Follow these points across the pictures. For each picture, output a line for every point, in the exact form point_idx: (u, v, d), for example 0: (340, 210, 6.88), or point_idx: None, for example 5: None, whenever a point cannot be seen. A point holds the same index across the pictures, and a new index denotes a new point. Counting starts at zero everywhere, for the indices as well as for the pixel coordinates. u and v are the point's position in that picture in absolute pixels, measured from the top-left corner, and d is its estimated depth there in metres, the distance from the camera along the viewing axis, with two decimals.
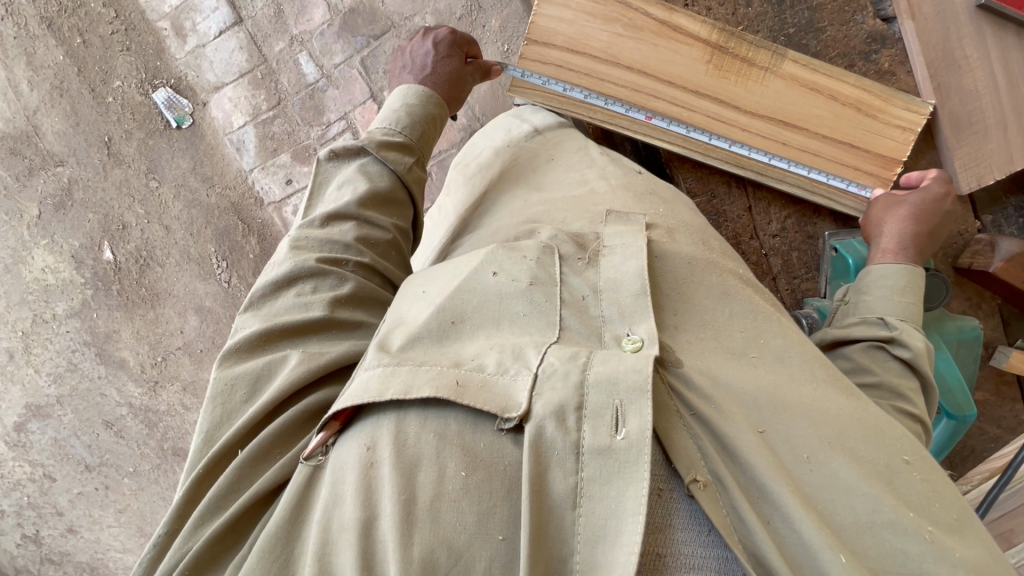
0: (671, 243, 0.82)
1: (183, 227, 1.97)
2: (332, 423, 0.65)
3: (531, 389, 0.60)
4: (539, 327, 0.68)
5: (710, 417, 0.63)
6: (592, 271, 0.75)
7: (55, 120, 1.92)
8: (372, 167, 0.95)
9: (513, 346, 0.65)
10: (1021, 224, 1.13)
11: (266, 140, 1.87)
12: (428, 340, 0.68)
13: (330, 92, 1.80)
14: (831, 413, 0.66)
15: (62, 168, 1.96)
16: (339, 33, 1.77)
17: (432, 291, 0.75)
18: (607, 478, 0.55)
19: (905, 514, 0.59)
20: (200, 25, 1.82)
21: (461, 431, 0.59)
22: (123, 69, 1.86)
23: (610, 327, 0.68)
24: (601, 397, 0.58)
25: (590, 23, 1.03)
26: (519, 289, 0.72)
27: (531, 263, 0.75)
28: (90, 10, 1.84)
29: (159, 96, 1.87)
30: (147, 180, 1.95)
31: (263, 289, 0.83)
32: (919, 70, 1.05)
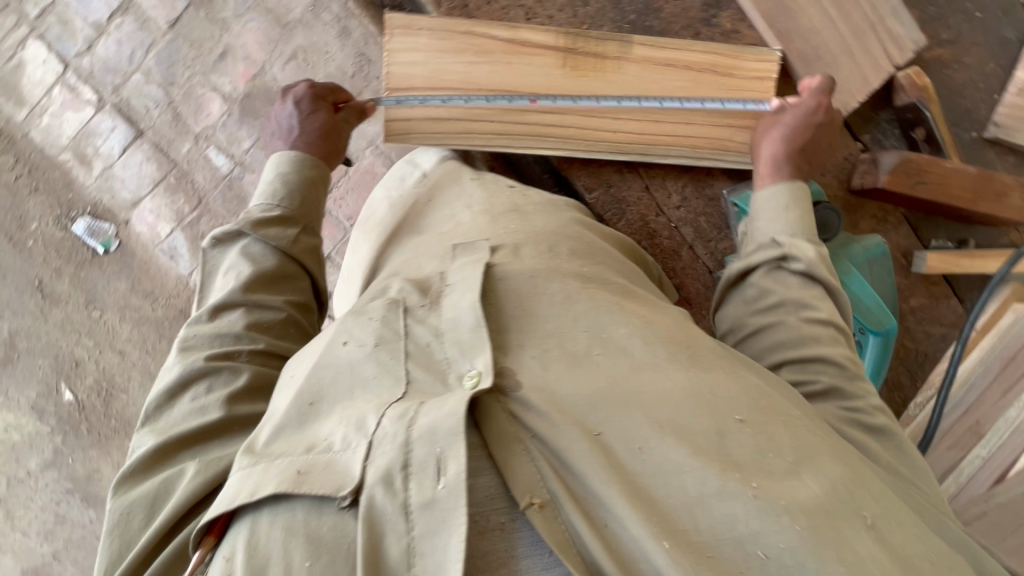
0: (516, 262, 0.79)
1: (137, 347, 1.93)
2: (208, 537, 0.63)
3: (365, 457, 0.59)
4: (389, 386, 0.65)
5: (545, 433, 0.60)
6: (434, 316, 0.71)
7: None
8: (255, 248, 0.95)
9: (358, 415, 0.63)
10: (898, 134, 1.19)
11: (196, 241, 1.85)
12: (291, 428, 0.65)
13: (247, 178, 1.81)
14: (699, 388, 0.64)
15: (1, 322, 1.92)
16: (241, 120, 1.77)
17: (298, 372, 0.71)
18: (432, 532, 0.55)
19: (730, 476, 0.57)
20: (102, 147, 1.79)
21: (307, 519, 0.58)
22: (37, 211, 1.84)
23: (452, 367, 0.66)
24: (423, 447, 0.58)
25: (442, 59, 1.04)
26: (365, 353, 0.68)
27: (376, 324, 0.71)
28: None
29: (80, 226, 1.85)
30: (88, 311, 1.91)
31: (155, 402, 0.82)
32: (756, 23, 1.10)
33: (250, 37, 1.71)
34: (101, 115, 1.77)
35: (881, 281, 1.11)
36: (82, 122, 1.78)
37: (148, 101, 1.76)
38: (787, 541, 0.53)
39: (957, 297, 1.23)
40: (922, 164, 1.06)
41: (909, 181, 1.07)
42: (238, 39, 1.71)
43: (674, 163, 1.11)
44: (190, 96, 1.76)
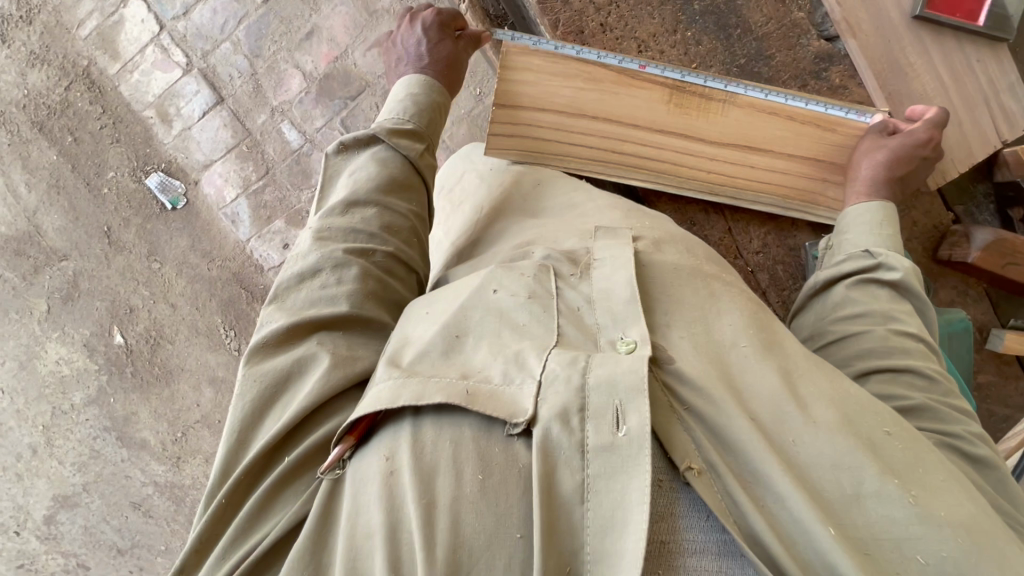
0: (658, 253, 0.84)
1: (189, 302, 2.01)
2: (348, 438, 0.68)
3: (536, 393, 0.63)
4: (539, 334, 0.71)
5: (702, 409, 0.64)
6: (584, 284, 0.78)
7: (55, 217, 1.98)
8: (384, 155, 0.97)
9: (516, 356, 0.68)
10: (993, 211, 1.18)
11: (259, 209, 1.92)
12: (435, 354, 0.71)
13: (315, 155, 1.86)
14: (848, 397, 0.68)
15: (66, 261, 2.01)
16: (317, 99, 1.82)
17: (437, 311, 0.78)
18: (612, 472, 0.58)
19: (889, 481, 0.60)
20: (185, 108, 1.87)
21: (476, 436, 0.62)
22: (115, 161, 1.93)
23: (603, 331, 0.70)
24: (602, 398, 0.60)
25: (551, 81, 1.03)
26: (518, 303, 0.75)
27: (528, 280, 0.78)
28: (77, 109, 1.89)
29: (153, 181, 1.93)
30: (149, 262, 2.00)
31: (287, 282, 0.84)
32: (869, 82, 1.07)
33: (338, 20, 1.77)
34: (187, 77, 1.84)
35: (960, 359, 1.05)
36: (169, 82, 1.85)
37: (232, 70, 1.83)
38: (947, 549, 0.57)
39: None
40: (1016, 244, 1.06)
41: (1001, 260, 1.07)
42: (326, 20, 1.77)
43: (761, 209, 1.13)
44: (273, 70, 1.81)
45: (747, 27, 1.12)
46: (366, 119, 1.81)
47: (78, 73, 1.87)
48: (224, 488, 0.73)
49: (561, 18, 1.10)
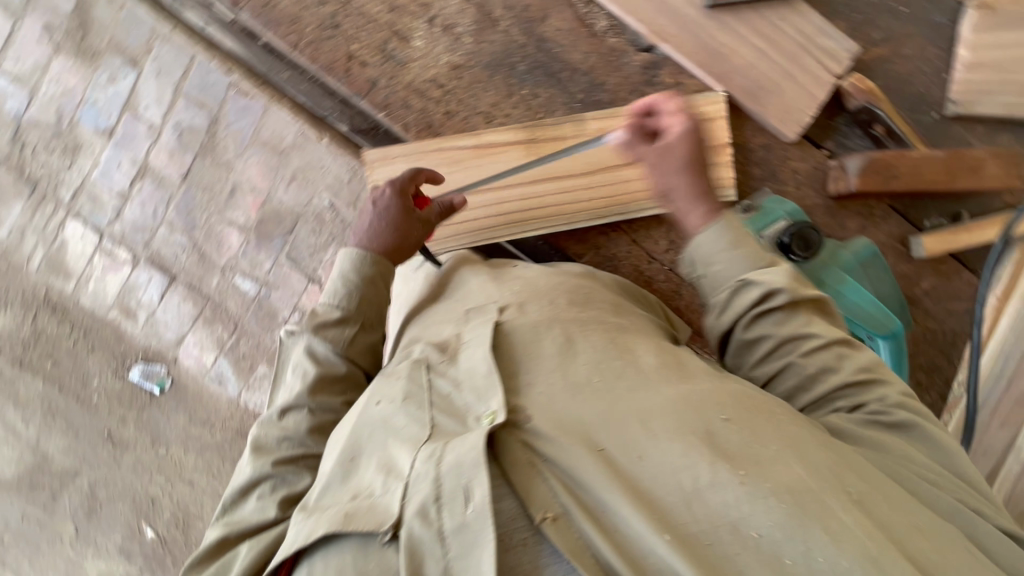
0: (520, 316, 0.87)
1: (204, 474, 2.03)
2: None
3: (403, 496, 0.67)
4: (414, 430, 0.73)
5: (553, 455, 0.67)
6: (453, 367, 0.80)
7: (58, 440, 2.04)
8: (321, 352, 0.98)
9: (391, 461, 0.71)
10: (862, 134, 1.22)
11: (240, 362, 1.98)
12: (335, 482, 0.74)
13: (274, 295, 1.94)
14: (687, 401, 0.71)
15: (80, 477, 2.05)
16: (259, 245, 1.92)
17: (340, 434, 0.81)
18: (466, 552, 0.62)
19: (718, 470, 0.63)
20: (143, 297, 1.96)
21: (356, 556, 0.66)
22: (97, 368, 2.00)
23: (470, 410, 0.73)
24: (452, 479, 0.65)
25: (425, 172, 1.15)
26: (396, 406, 0.77)
27: (404, 381, 0.80)
28: (48, 334, 1.99)
29: (135, 373, 2.00)
30: (155, 449, 2.04)
31: (231, 495, 0.91)
32: (696, 73, 1.17)
33: (253, 170, 1.87)
34: (137, 270, 1.94)
35: (879, 280, 1.19)
36: (122, 280, 1.96)
37: (175, 248, 1.93)
38: (772, 519, 0.60)
39: (967, 267, 1.25)
40: (888, 160, 1.15)
41: (881, 178, 1.16)
42: (243, 174, 1.87)
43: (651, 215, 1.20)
44: (211, 235, 1.92)
45: (572, 66, 1.20)
46: (308, 245, 1.90)
47: (40, 302, 1.97)
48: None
49: (410, 120, 1.20)
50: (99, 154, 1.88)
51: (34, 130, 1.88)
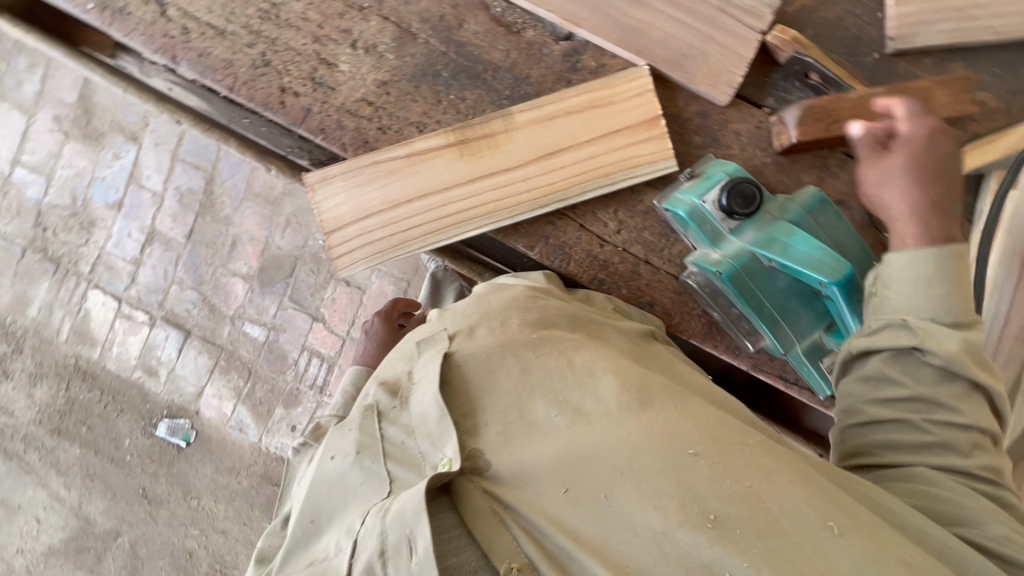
0: (489, 320, 0.73)
1: (236, 521, 2.09)
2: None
3: (352, 556, 0.58)
4: (368, 486, 0.62)
5: (517, 503, 0.56)
6: (407, 412, 0.67)
7: (98, 502, 2.12)
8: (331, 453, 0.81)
9: (346, 522, 0.61)
10: None
11: (257, 407, 2.03)
12: (296, 548, 0.65)
13: (282, 337, 2.00)
14: (654, 426, 0.58)
15: (121, 537, 2.12)
16: (263, 290, 1.99)
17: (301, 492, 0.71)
18: None
19: (689, 514, 0.52)
20: (163, 355, 2.05)
21: None
22: (127, 428, 2.09)
23: (424, 458, 0.62)
24: (395, 530, 0.55)
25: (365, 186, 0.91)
26: (348, 465, 0.64)
27: (355, 431, 0.67)
28: (82, 400, 2.10)
29: (162, 429, 2.08)
30: (187, 502, 2.09)
31: None
32: None
33: (250, 222, 1.97)
34: (155, 329, 2.05)
35: None
36: (143, 341, 2.06)
37: (188, 304, 2.02)
38: (743, 563, 0.50)
39: None
40: None
41: None
42: (241, 226, 1.98)
43: None
44: (218, 287, 2.01)
45: None
46: (308, 286, 1.98)
47: (73, 371, 2.09)
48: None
49: None
50: (111, 226, 2.03)
51: (52, 211, 2.03)
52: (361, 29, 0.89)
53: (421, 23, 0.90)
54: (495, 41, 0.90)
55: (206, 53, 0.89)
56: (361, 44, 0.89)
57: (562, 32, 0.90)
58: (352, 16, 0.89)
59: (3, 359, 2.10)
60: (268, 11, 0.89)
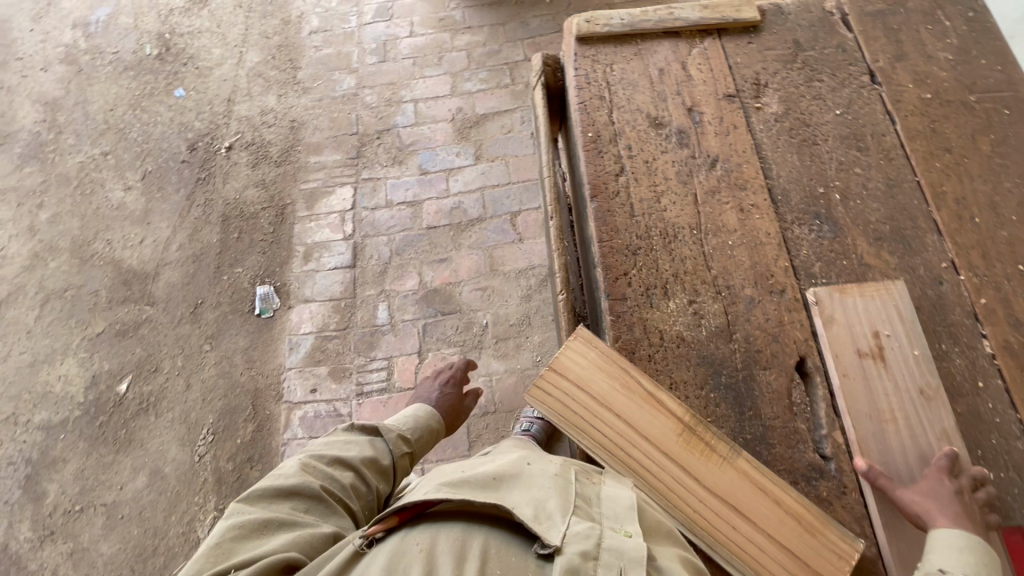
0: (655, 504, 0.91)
1: (201, 390, 2.14)
2: (390, 518, 0.84)
3: (564, 534, 0.78)
4: (560, 496, 0.84)
5: None
6: (596, 481, 0.90)
7: (174, 275, 2.36)
8: (380, 446, 1.24)
9: (544, 506, 0.82)
10: None
11: (317, 351, 2.16)
12: (478, 486, 0.84)
13: (388, 336, 2.16)
14: None
15: (149, 307, 2.30)
16: (418, 300, 2.21)
17: (474, 467, 0.92)
18: None
19: None
20: (325, 258, 2.34)
21: (499, 548, 0.78)
22: (250, 263, 2.36)
23: (606, 519, 0.81)
24: (610, 558, 0.76)
25: (599, 378, 0.99)
26: (547, 474, 0.89)
27: (558, 462, 0.92)
28: (257, 222, 2.44)
29: (261, 289, 2.30)
30: (203, 341, 2.22)
31: (264, 489, 1.03)
32: None
33: (466, 264, 2.26)
34: (342, 243, 2.36)
35: None
36: (328, 239, 2.38)
37: (376, 254, 2.32)
38: None
39: None
40: None
41: None
42: (459, 258, 2.27)
43: None
44: (401, 268, 2.28)
45: None
46: (441, 332, 2.15)
47: (278, 205, 2.47)
48: (213, 569, 0.89)
49: None
50: (404, 175, 2.48)
51: (393, 136, 2.57)
52: (704, 300, 1.07)
53: (742, 337, 1.03)
54: (774, 401, 0.99)
55: (611, 213, 1.15)
56: (695, 307, 1.06)
57: (823, 450, 0.97)
58: (708, 288, 1.08)
59: (265, 158, 2.58)
60: (666, 235, 1.12)
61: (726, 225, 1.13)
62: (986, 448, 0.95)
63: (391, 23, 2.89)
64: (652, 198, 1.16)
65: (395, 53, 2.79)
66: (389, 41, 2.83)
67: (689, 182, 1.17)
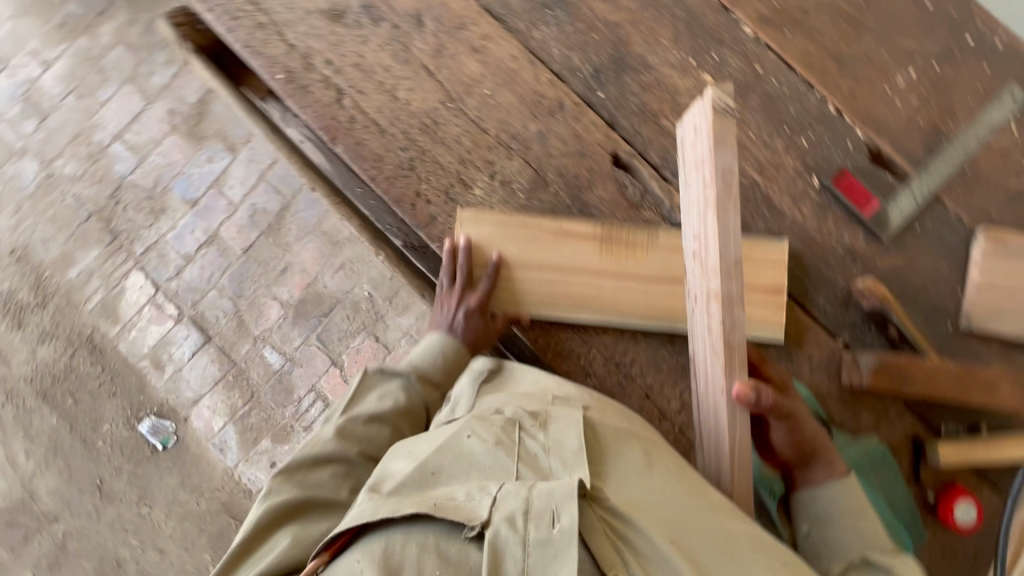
0: (602, 416, 0.91)
1: (178, 543, 1.98)
2: (324, 552, 0.73)
3: (492, 503, 0.70)
4: (501, 466, 0.77)
5: (630, 536, 0.71)
6: (541, 432, 0.84)
7: (50, 479, 2.04)
8: (409, 388, 1.02)
9: (480, 483, 0.74)
10: None
11: (246, 433, 2.00)
12: (410, 488, 0.75)
13: (296, 371, 2.00)
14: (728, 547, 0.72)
15: (57, 523, 2.02)
16: (294, 321, 2.02)
17: (417, 449, 0.83)
18: (545, 564, 0.65)
19: None
20: (176, 352, 2.05)
21: (432, 542, 0.68)
22: (110, 413, 2.04)
23: (555, 475, 0.78)
24: (542, 502, 0.69)
25: (511, 246, 1.02)
26: (485, 447, 0.80)
27: (497, 427, 0.83)
28: (79, 372, 2.06)
29: (144, 425, 2.03)
30: (138, 507, 2.01)
31: (295, 461, 0.90)
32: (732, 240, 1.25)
33: (307, 256, 2.04)
34: (179, 326, 2.06)
35: None
36: (162, 333, 2.07)
37: (219, 311, 2.05)
38: None
39: None
40: None
41: None
42: (298, 256, 2.04)
43: None
44: (254, 305, 2.04)
45: None
46: (338, 331, 2.00)
47: (83, 341, 2.08)
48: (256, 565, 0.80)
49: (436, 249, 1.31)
50: (178, 220, 2.10)
51: (131, 189, 2.12)
52: (501, 164, 1.05)
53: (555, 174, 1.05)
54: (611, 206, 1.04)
55: (363, 144, 1.06)
56: (498, 175, 1.05)
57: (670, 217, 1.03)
58: (497, 150, 1.06)
59: (24, 307, 2.10)
60: (427, 126, 1.07)
61: (472, 75, 1.07)
62: (791, 120, 1.01)
63: (13, 70, 2.22)
64: (389, 100, 1.07)
65: (50, 101, 2.19)
66: (31, 92, 2.20)
67: (410, 57, 1.08)
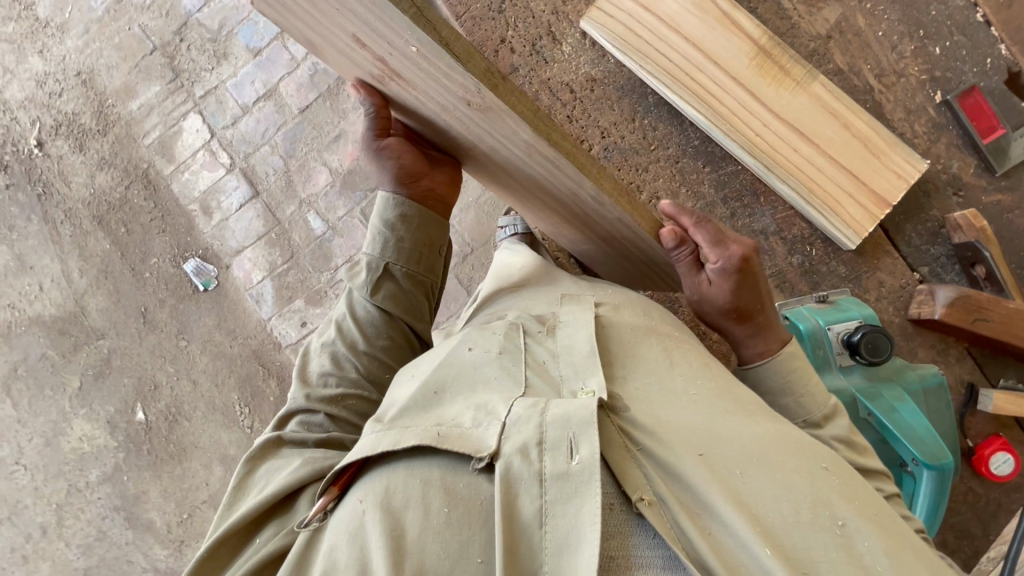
0: (617, 315, 0.94)
1: (209, 378, 2.13)
2: (332, 488, 0.77)
3: (499, 432, 0.70)
4: (510, 383, 0.79)
5: (654, 449, 0.71)
6: (551, 339, 0.87)
7: (99, 299, 2.17)
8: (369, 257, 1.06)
9: (484, 403, 0.76)
10: (959, 271, 1.32)
11: (282, 290, 2.07)
12: (415, 409, 0.78)
13: (336, 241, 2.03)
14: (758, 449, 0.73)
15: (103, 340, 2.18)
16: (341, 192, 2.02)
17: (419, 371, 0.87)
18: (567, 499, 0.64)
19: (780, 521, 0.67)
20: (224, 202, 2.09)
21: (442, 475, 0.69)
22: (159, 249, 2.13)
23: (566, 382, 0.79)
24: (557, 431, 0.68)
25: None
26: (490, 357, 0.84)
27: (500, 336, 0.88)
28: (133, 204, 2.13)
29: (189, 266, 2.12)
30: (177, 340, 2.14)
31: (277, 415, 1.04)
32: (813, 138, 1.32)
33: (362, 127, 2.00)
34: (230, 177, 2.09)
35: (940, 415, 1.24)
36: (213, 181, 2.10)
37: (268, 168, 2.07)
38: (830, 538, 0.66)
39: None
40: (980, 301, 1.23)
41: (969, 316, 1.23)
42: (352, 126, 2.01)
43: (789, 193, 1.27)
44: (304, 168, 2.05)
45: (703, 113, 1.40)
46: None
47: (138, 175, 2.13)
48: (235, 498, 0.91)
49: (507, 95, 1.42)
50: (240, 68, 2.06)
51: (196, 28, 2.08)
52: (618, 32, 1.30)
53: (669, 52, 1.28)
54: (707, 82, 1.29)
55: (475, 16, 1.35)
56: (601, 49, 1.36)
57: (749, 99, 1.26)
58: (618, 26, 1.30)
59: (86, 131, 2.15)
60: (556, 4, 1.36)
61: None
62: None
63: None
64: None
65: None
66: None
67: None
